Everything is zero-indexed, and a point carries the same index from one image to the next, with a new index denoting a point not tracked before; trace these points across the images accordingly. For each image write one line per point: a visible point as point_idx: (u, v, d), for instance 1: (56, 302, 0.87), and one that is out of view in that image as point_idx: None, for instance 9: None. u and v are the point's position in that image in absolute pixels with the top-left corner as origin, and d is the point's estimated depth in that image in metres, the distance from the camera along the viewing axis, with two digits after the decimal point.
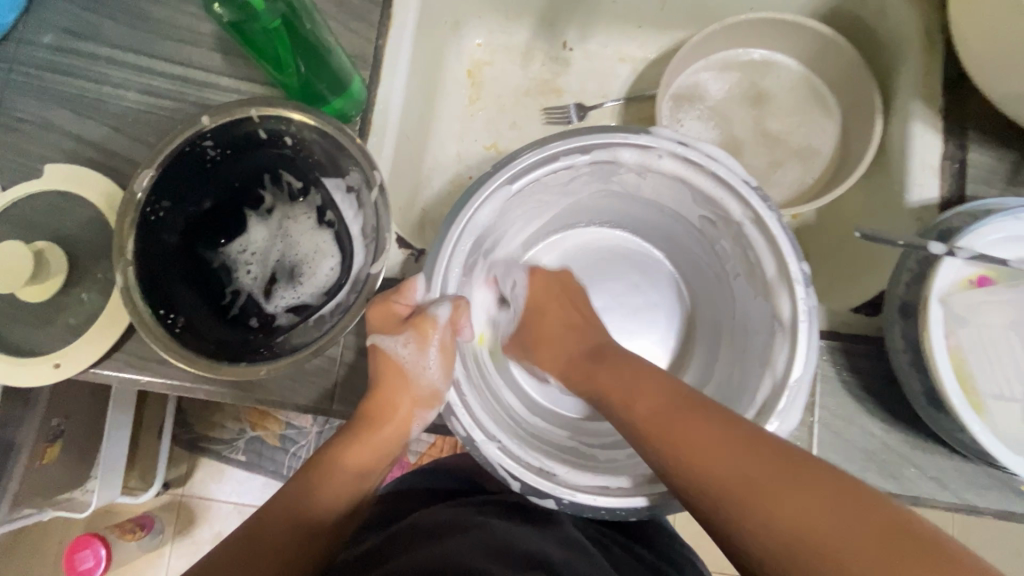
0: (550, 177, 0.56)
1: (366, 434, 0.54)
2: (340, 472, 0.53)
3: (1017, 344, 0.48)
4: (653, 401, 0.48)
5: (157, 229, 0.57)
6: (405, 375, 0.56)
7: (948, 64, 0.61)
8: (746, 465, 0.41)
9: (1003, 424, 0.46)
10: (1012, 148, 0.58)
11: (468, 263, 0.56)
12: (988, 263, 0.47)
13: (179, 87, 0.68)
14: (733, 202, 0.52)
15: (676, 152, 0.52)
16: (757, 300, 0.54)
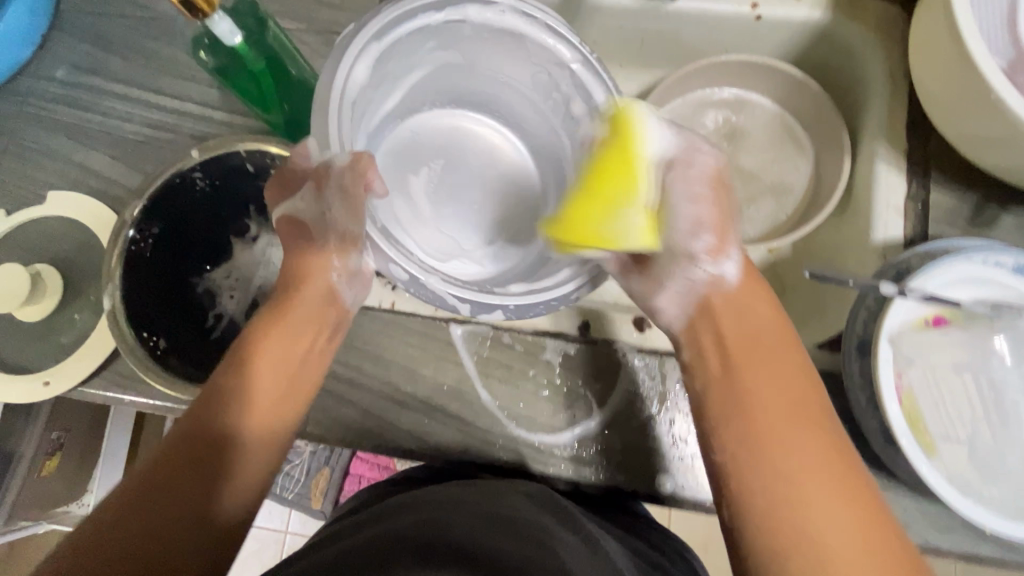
0: (411, 39, 0.56)
1: (272, 327, 0.54)
2: (249, 384, 0.51)
3: (967, 388, 0.48)
4: (785, 375, 0.47)
5: (144, 255, 0.60)
6: (314, 260, 0.55)
7: (911, 108, 0.63)
8: (810, 441, 0.44)
9: (955, 467, 0.46)
10: (973, 189, 0.60)
11: (360, 104, 0.55)
12: (940, 304, 0.48)
13: (176, 120, 0.71)
14: (593, 81, 0.56)
15: (516, 8, 0.55)
16: (588, 153, 0.57)
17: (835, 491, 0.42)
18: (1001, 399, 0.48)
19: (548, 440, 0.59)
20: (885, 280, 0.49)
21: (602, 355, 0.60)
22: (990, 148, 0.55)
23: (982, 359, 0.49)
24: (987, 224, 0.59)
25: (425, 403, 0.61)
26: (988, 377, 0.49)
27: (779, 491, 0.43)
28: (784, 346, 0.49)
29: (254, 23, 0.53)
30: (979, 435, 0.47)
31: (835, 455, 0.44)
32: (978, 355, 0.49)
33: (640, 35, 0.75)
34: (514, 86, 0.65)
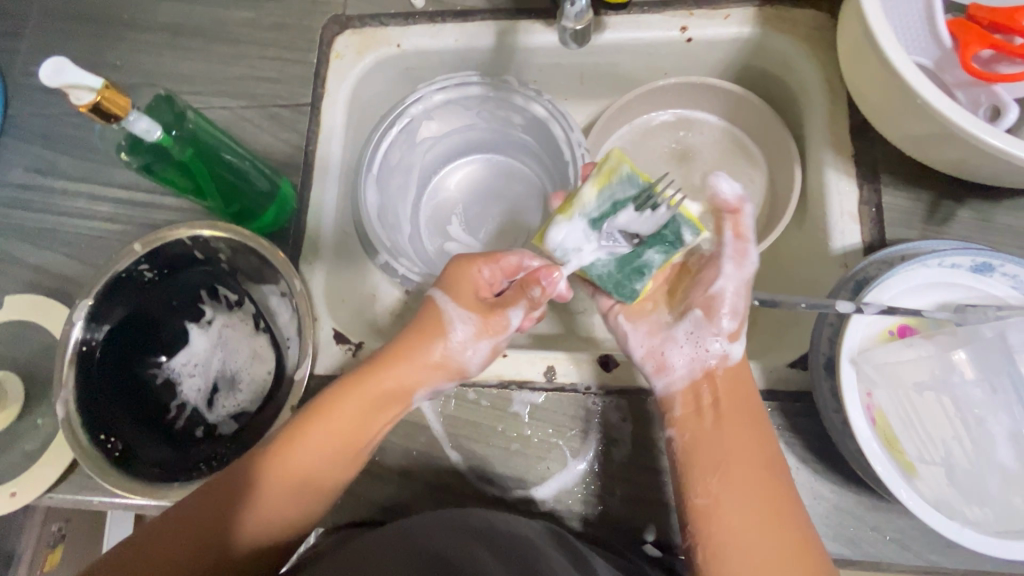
0: (390, 152, 0.74)
1: (312, 420, 0.54)
2: (284, 484, 0.52)
3: (940, 410, 0.46)
4: (737, 424, 0.52)
5: (95, 355, 0.58)
6: (442, 329, 0.57)
7: (851, 112, 0.62)
8: (752, 444, 0.51)
9: (938, 489, 0.43)
10: (926, 187, 0.58)
11: (382, 177, 0.75)
12: (902, 314, 0.47)
13: (127, 211, 0.71)
14: (521, 108, 0.74)
15: (414, 110, 0.74)
16: (558, 165, 0.76)
17: (755, 479, 0.50)
18: (979, 419, 0.45)
19: (525, 492, 0.57)
20: (842, 300, 0.47)
21: (571, 401, 0.58)
22: (930, 145, 0.54)
23: (942, 377, 0.46)
24: (945, 221, 0.57)
25: (398, 471, 0.59)
26: (953, 395, 0.46)
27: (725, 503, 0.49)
28: (732, 395, 0.54)
29: (172, 119, 0.55)
30: (953, 457, 0.44)
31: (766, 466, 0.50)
32: (939, 374, 0.47)
33: (578, 70, 0.75)
34: (448, 176, 0.85)
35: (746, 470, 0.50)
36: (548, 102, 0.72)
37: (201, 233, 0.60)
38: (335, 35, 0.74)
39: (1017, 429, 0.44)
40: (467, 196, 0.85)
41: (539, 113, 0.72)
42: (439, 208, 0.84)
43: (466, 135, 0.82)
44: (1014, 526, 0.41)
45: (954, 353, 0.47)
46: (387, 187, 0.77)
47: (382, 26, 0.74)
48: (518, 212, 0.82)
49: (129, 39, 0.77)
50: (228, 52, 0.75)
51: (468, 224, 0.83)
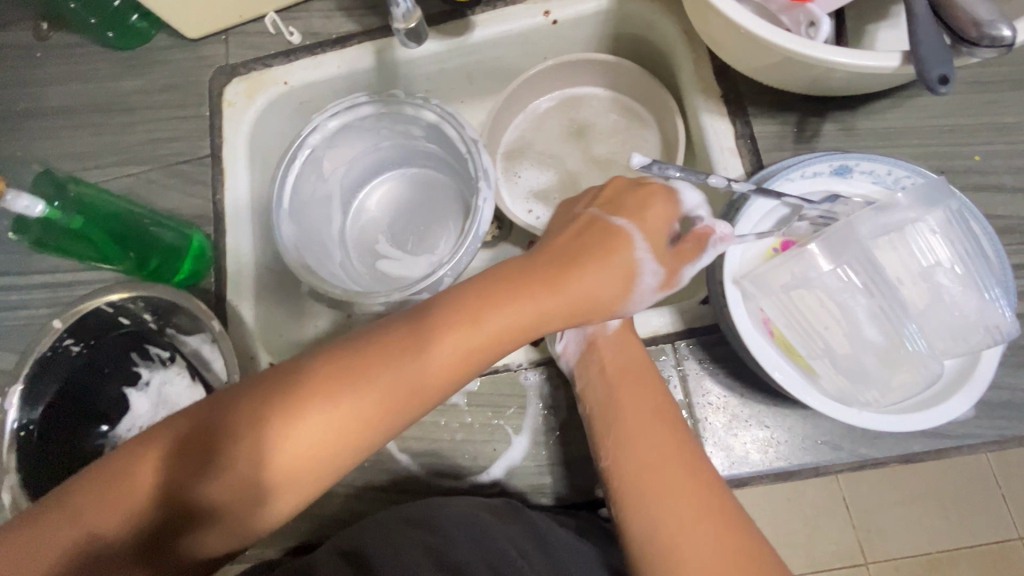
0: (300, 184, 0.76)
1: (322, 395, 0.40)
2: (276, 472, 0.40)
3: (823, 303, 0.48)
4: (641, 420, 0.52)
5: (35, 437, 0.58)
6: (605, 256, 0.48)
7: (712, 57, 0.66)
8: (662, 442, 0.51)
9: (838, 383, 0.45)
10: (792, 110, 0.61)
11: (297, 209, 0.76)
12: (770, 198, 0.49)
13: (48, 292, 0.72)
14: (412, 116, 0.77)
15: (315, 138, 0.75)
16: (460, 162, 0.79)
17: (689, 495, 0.48)
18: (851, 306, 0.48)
19: (477, 479, 0.58)
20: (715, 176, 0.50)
21: (506, 380, 0.60)
22: (777, 71, 0.57)
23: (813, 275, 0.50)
24: (814, 136, 0.60)
25: (353, 486, 0.59)
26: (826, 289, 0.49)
27: (650, 520, 0.48)
28: (653, 419, 0.52)
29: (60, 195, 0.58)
30: None
31: (697, 486, 0.48)
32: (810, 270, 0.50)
33: (462, 70, 0.78)
34: (367, 198, 0.88)
35: (653, 475, 0.49)
36: (437, 107, 0.74)
37: (111, 298, 0.60)
38: (224, 84, 0.76)
39: None
40: (390, 212, 0.87)
41: (431, 118, 0.75)
42: (365, 229, 0.86)
43: (372, 151, 0.84)
44: (898, 400, 0.43)
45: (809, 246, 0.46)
46: (306, 219, 0.78)
47: (267, 68, 0.76)
48: (441, 217, 0.85)
49: (27, 128, 0.78)
50: (125, 120, 0.77)
51: (393, 237, 0.85)
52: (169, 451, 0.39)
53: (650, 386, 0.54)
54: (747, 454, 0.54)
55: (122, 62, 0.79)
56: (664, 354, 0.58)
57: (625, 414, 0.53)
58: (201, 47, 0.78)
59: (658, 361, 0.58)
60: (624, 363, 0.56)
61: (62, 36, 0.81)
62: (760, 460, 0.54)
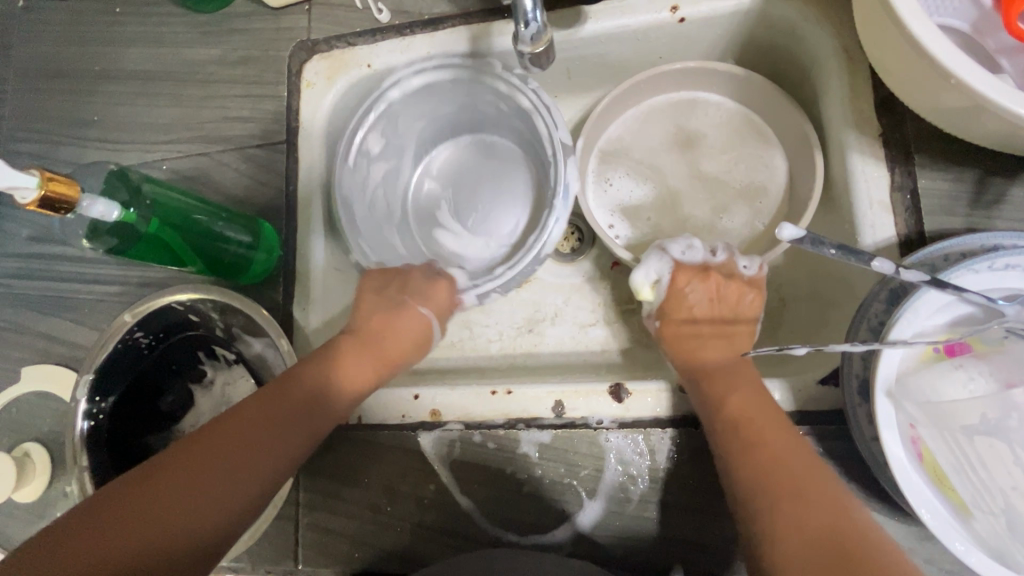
0: (366, 145, 0.68)
1: (321, 359, 0.58)
2: (300, 418, 0.54)
3: (998, 459, 0.40)
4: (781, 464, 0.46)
5: (105, 428, 0.58)
6: (414, 308, 0.63)
7: (876, 85, 0.54)
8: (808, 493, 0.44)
9: (999, 538, 0.37)
10: (969, 164, 0.50)
11: (360, 173, 0.69)
12: (943, 295, 0.41)
13: (122, 270, 0.71)
14: (501, 95, 0.68)
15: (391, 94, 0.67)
16: (541, 148, 0.70)
17: (816, 499, 0.43)
18: None
19: (542, 538, 0.54)
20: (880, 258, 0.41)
21: (583, 437, 0.55)
22: (969, 121, 0.46)
23: (992, 421, 0.40)
24: (995, 202, 0.49)
25: (411, 522, 0.57)
26: (1006, 440, 0.40)
27: (781, 520, 0.43)
28: (768, 424, 0.49)
29: (127, 196, 0.52)
30: (1015, 508, 0.38)
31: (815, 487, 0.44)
32: (989, 416, 0.40)
33: (563, 66, 0.68)
34: (435, 165, 0.80)
35: (780, 472, 0.46)
36: (530, 88, 0.65)
37: (178, 297, 0.58)
38: (303, 62, 0.70)
39: None
40: (457, 185, 0.79)
41: (524, 104, 0.66)
42: (428, 201, 0.79)
43: (447, 123, 0.76)
44: None
45: (1015, 393, 0.40)
46: (372, 211, 0.72)
47: (351, 47, 0.69)
48: (511, 204, 0.76)
49: (104, 91, 0.75)
50: (201, 93, 0.73)
51: (458, 211, 0.78)
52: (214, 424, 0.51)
53: (749, 383, 0.52)
54: None
55: (200, 27, 0.74)
56: None
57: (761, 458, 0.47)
58: (282, 16, 0.72)
59: None
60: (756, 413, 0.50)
61: None
62: None
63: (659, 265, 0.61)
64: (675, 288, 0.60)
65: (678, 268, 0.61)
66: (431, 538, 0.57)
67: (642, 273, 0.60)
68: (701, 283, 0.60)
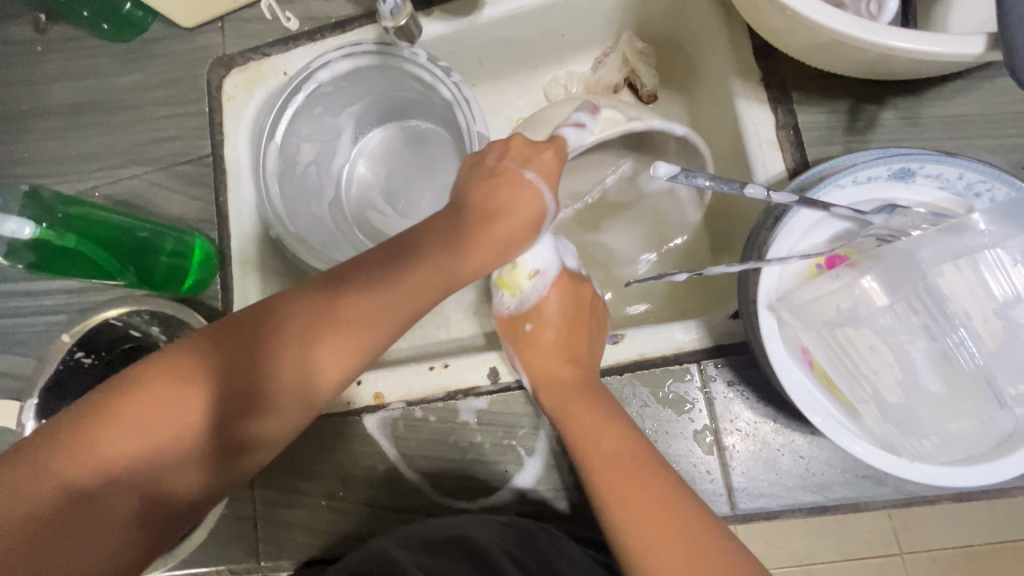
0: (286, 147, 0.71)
1: (337, 329, 0.43)
2: (315, 391, 0.43)
3: (863, 347, 0.42)
4: (626, 482, 0.46)
5: None
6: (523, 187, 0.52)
7: (752, 35, 0.58)
8: (648, 498, 0.44)
9: (882, 428, 0.40)
10: (842, 96, 0.54)
11: (285, 177, 0.71)
12: (813, 210, 0.43)
13: (62, 299, 0.72)
14: (414, 81, 0.70)
15: (297, 97, 0.69)
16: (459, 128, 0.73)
17: (670, 526, 0.42)
18: (896, 352, 0.41)
19: (490, 501, 0.56)
20: (752, 185, 0.44)
21: (518, 398, 0.57)
22: (827, 55, 0.49)
23: (849, 314, 0.42)
24: (869, 127, 0.53)
25: (363, 503, 0.59)
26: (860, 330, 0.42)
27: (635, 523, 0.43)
28: (621, 456, 0.48)
29: (40, 212, 0.55)
30: (884, 392, 0.41)
31: (653, 489, 0.45)
32: (847, 310, 0.42)
33: (472, 53, 0.71)
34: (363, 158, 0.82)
35: (630, 492, 0.45)
36: (437, 65, 0.66)
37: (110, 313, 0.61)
38: (223, 77, 0.73)
39: (940, 351, 0.41)
40: (389, 174, 0.82)
41: (446, 95, 0.66)
42: (364, 194, 0.82)
43: (367, 115, 0.79)
44: (962, 455, 0.38)
45: (863, 280, 0.42)
46: (299, 212, 0.72)
47: (267, 58, 0.72)
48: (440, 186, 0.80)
49: (31, 128, 0.76)
50: (126, 118, 0.75)
51: (394, 197, 0.81)
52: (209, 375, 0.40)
53: (606, 410, 0.51)
54: (776, 486, 0.50)
55: (119, 56, 0.76)
56: (689, 375, 0.53)
57: (613, 476, 0.47)
58: (197, 36, 0.74)
59: (682, 381, 0.53)
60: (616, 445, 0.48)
61: (60, 29, 0.78)
62: (793, 494, 0.50)
63: (548, 259, 0.60)
64: (547, 293, 0.59)
65: (563, 277, 0.60)
66: (384, 515, 0.58)
67: (529, 257, 0.59)
68: (577, 292, 0.60)
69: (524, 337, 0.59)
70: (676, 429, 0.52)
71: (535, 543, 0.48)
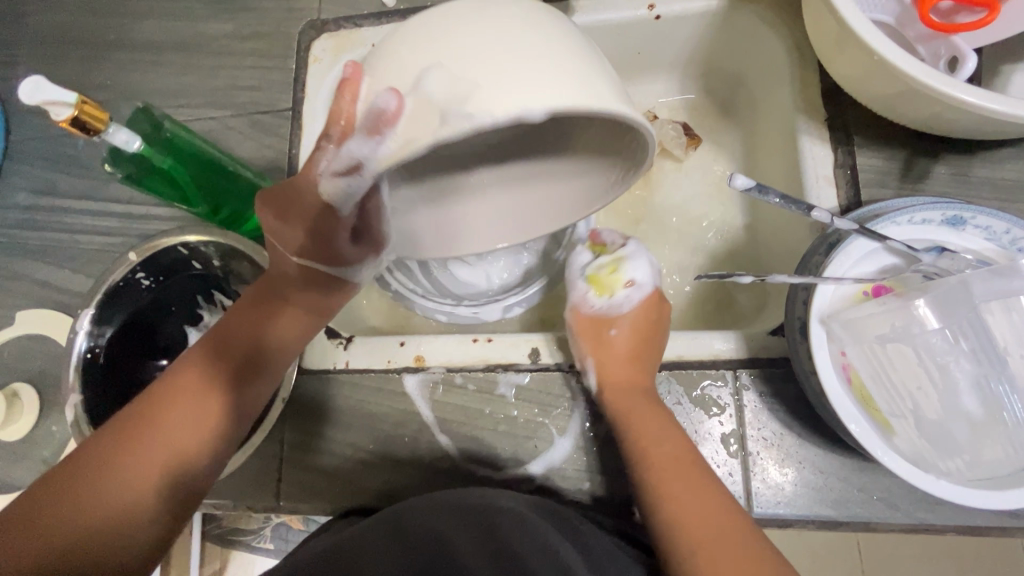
0: None
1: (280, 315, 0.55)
2: (276, 363, 0.55)
3: (907, 362, 0.46)
4: (676, 480, 0.49)
5: (100, 361, 0.61)
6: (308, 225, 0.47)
7: (821, 77, 0.62)
8: (699, 497, 0.48)
9: (916, 442, 0.43)
10: (899, 145, 0.58)
11: None
12: (870, 241, 0.47)
13: (125, 224, 0.74)
14: None
15: None
16: None
17: (717, 526, 0.46)
18: (941, 371, 0.45)
19: (517, 474, 0.58)
20: (820, 209, 0.48)
21: (556, 380, 0.60)
22: (893, 105, 0.53)
23: (901, 329, 0.46)
24: (922, 177, 0.57)
25: (391, 459, 0.61)
26: (910, 345, 0.46)
27: (677, 517, 0.47)
28: (679, 458, 0.51)
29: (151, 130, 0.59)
30: (923, 407, 0.45)
31: (699, 486, 0.49)
32: (898, 324, 0.46)
33: None
34: None
35: (677, 492, 0.49)
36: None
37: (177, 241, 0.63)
38: (312, 40, 0.76)
39: (982, 375, 0.44)
40: None
41: None
42: None
43: None
44: (989, 475, 0.41)
45: (917, 303, 0.46)
46: None
47: (358, 27, 0.75)
48: None
49: (119, 59, 0.79)
50: (213, 64, 0.78)
51: None
52: (191, 381, 0.51)
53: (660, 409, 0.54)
54: (794, 495, 0.52)
55: (215, 5, 0.79)
56: (723, 381, 0.56)
57: (656, 471, 0.50)
58: None
59: (715, 386, 0.56)
60: (665, 448, 0.51)
61: None
62: (809, 505, 0.52)
63: (646, 277, 0.63)
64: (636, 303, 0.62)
65: (655, 294, 0.63)
66: (412, 476, 0.60)
67: (630, 267, 0.63)
68: (661, 308, 0.62)
69: (603, 340, 0.60)
70: (705, 430, 0.55)
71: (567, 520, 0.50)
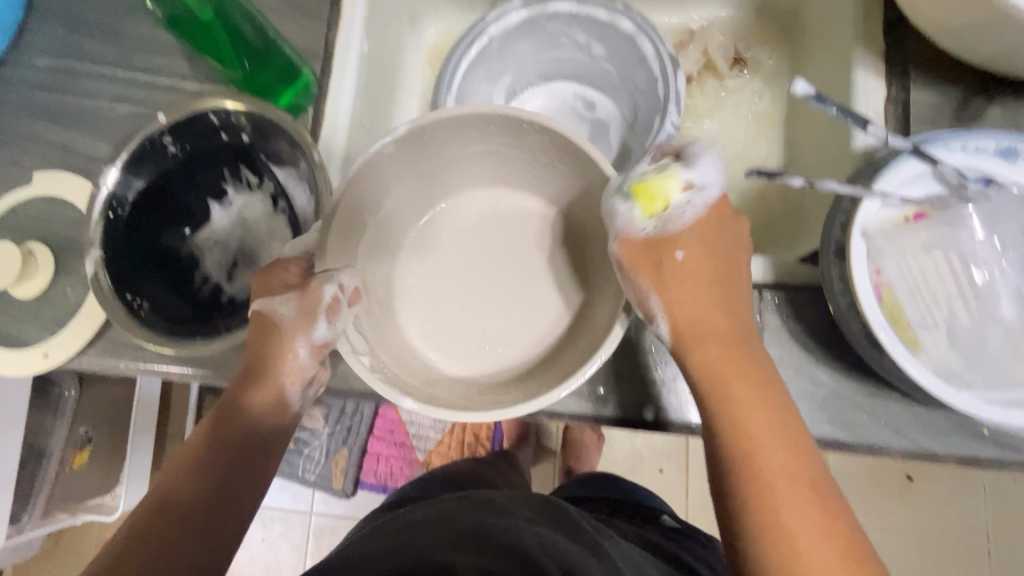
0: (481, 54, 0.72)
1: (265, 343, 0.52)
2: (269, 388, 0.52)
3: (946, 267, 0.48)
4: (761, 426, 0.42)
5: (122, 220, 0.60)
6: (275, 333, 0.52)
7: (886, 7, 0.60)
8: (786, 458, 0.41)
9: (937, 354, 0.45)
10: (955, 83, 0.57)
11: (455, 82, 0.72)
12: (924, 163, 0.46)
13: (150, 95, 0.72)
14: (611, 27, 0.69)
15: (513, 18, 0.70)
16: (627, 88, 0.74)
17: (810, 487, 0.39)
18: (977, 280, 0.47)
19: None
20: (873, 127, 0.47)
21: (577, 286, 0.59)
22: (959, 35, 0.52)
23: (947, 234, 0.48)
24: (974, 118, 0.56)
25: None
26: (954, 251, 0.48)
27: (765, 474, 0.40)
28: (766, 399, 0.42)
29: None
30: (956, 316, 0.47)
31: (788, 442, 0.41)
32: (944, 230, 0.48)
33: None
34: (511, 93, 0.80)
35: (763, 445, 0.41)
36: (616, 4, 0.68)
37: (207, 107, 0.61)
38: None
39: (1016, 284, 0.47)
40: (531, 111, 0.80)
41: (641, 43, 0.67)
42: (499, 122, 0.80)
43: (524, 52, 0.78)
44: (1008, 383, 0.44)
45: (964, 209, 0.47)
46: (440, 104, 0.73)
47: None
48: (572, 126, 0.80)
49: None
50: None
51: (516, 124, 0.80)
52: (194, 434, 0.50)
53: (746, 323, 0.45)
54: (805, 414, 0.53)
55: None
56: None
57: (742, 413, 0.42)
58: None
59: None
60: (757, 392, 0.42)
61: None
62: (817, 426, 0.53)
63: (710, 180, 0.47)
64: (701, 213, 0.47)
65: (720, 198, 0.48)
66: None
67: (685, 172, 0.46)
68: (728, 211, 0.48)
69: (671, 269, 0.46)
70: None
71: (577, 529, 0.49)
